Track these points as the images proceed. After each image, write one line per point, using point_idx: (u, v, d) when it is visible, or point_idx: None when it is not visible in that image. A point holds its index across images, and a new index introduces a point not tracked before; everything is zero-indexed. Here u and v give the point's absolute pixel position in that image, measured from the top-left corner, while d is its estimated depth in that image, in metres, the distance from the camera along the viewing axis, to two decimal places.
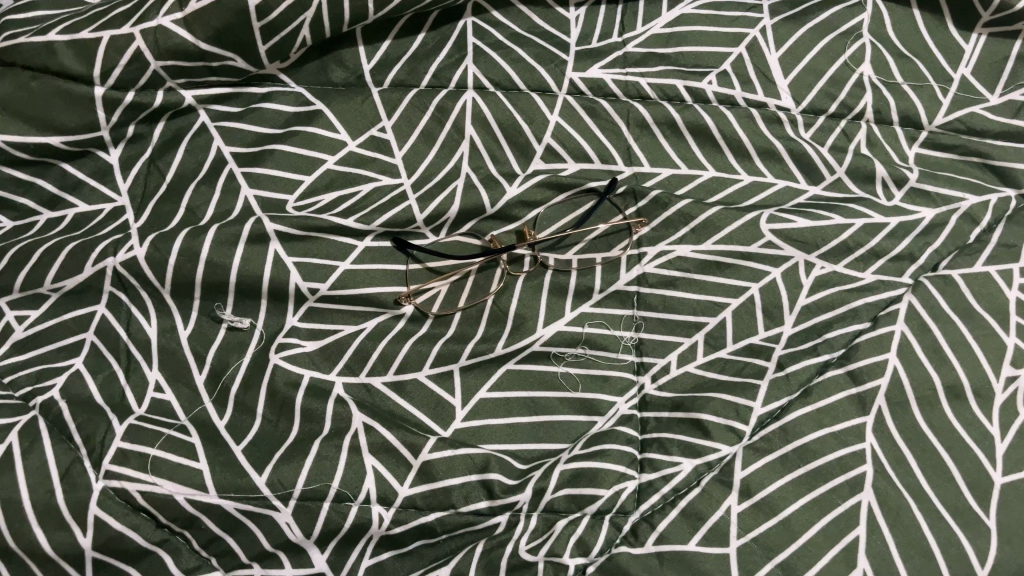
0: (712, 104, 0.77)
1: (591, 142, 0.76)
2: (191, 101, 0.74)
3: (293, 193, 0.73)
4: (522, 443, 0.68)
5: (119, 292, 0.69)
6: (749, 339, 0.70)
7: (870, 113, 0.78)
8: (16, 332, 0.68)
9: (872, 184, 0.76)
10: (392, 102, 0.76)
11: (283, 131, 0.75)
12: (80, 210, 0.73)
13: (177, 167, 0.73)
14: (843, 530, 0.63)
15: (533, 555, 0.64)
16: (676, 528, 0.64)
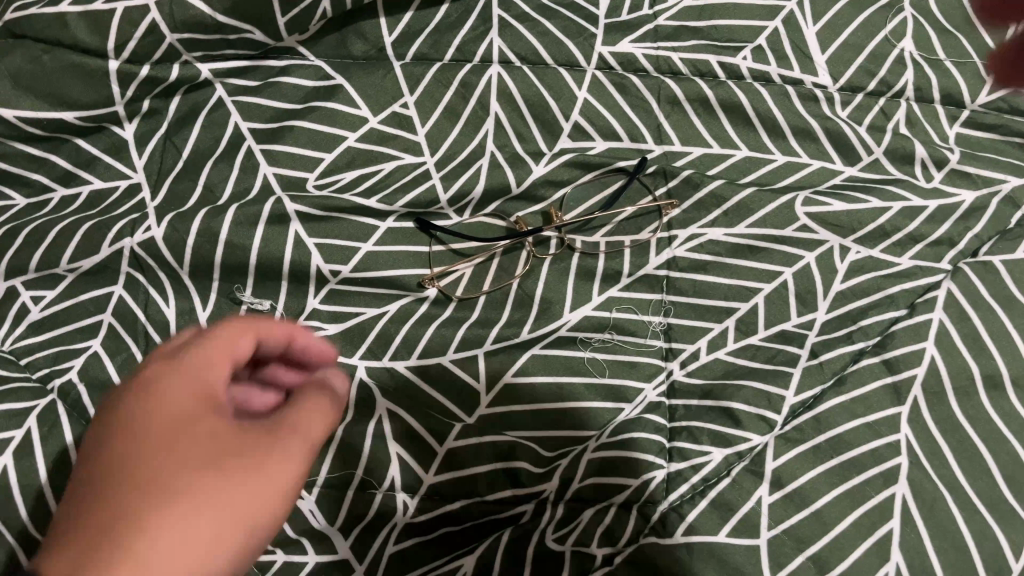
0: (746, 81, 0.75)
1: (620, 120, 0.74)
2: (209, 75, 0.72)
3: (313, 171, 0.71)
4: (547, 429, 0.66)
5: (136, 273, 0.67)
6: (782, 326, 0.68)
7: (911, 91, 0.75)
8: (32, 313, 0.66)
9: (911, 165, 0.73)
10: (415, 77, 0.74)
11: (302, 106, 0.72)
12: (96, 186, 0.71)
13: (194, 143, 0.71)
14: (877, 522, 0.62)
15: (559, 545, 0.63)
16: (706, 518, 0.63)
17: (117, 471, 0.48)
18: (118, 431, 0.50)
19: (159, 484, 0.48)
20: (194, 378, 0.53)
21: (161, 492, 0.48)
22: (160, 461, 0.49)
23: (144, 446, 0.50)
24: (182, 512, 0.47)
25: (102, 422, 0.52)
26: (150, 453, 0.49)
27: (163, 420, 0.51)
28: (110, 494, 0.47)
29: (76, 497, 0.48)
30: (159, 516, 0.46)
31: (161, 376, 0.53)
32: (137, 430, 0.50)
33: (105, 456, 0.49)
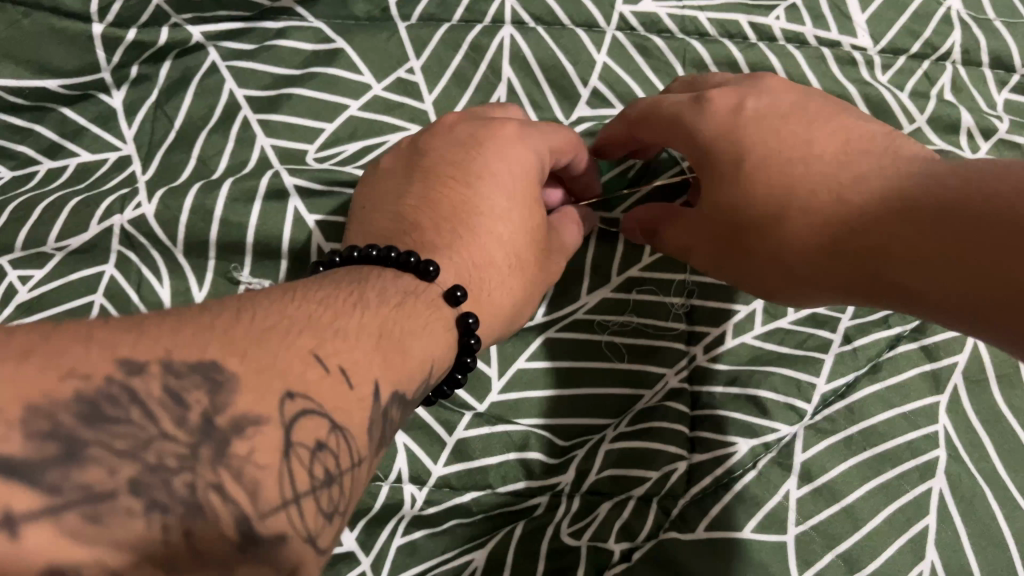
0: (778, 43, 0.69)
1: (642, 85, 0.69)
2: (200, 39, 0.67)
3: (314, 143, 0.67)
4: (561, 417, 0.63)
5: (128, 252, 0.63)
6: (813, 308, 0.65)
7: (958, 53, 0.69)
8: (20, 294, 0.61)
9: (956, 134, 0.67)
10: (421, 40, 0.68)
11: (301, 72, 0.68)
12: (84, 159, 0.67)
13: (186, 112, 0.67)
14: (912, 518, 0.59)
15: (574, 539, 0.60)
16: (730, 511, 0.59)
17: (453, 215, 0.57)
18: (441, 197, 0.58)
19: (493, 243, 0.57)
20: (531, 155, 0.59)
21: (498, 262, 0.57)
22: (502, 209, 0.57)
23: (494, 206, 0.57)
24: (495, 258, 0.56)
25: (418, 177, 0.60)
26: (508, 221, 0.57)
27: (520, 200, 0.58)
28: (462, 251, 0.55)
29: (424, 241, 0.55)
30: (489, 275, 0.56)
31: (520, 140, 0.59)
32: (475, 192, 0.58)
33: (439, 204, 0.58)
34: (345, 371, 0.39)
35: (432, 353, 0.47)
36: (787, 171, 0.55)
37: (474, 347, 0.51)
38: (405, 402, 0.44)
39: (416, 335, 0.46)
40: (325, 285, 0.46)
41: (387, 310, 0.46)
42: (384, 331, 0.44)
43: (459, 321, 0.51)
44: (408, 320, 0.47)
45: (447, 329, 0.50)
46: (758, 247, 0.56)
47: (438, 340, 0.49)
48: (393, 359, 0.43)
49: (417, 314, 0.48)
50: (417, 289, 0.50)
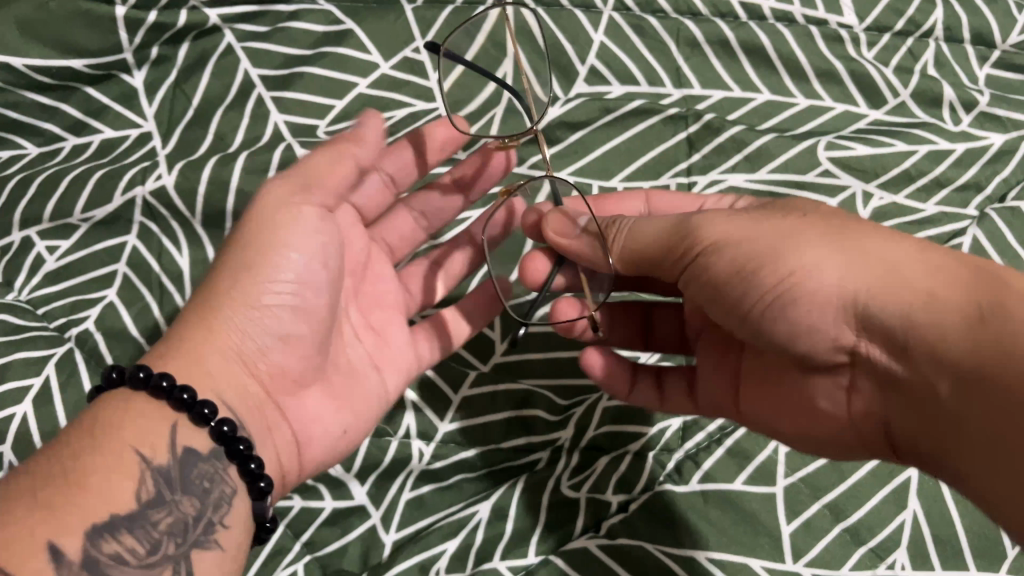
0: (768, 22, 0.72)
1: (638, 63, 0.72)
2: (216, 21, 0.70)
3: (324, 118, 0.71)
4: (563, 376, 0.67)
5: (149, 222, 0.67)
6: None
7: (940, 30, 0.72)
8: (47, 263, 0.66)
9: (938, 108, 0.71)
10: (426, 22, 0.72)
11: (312, 52, 0.71)
12: (107, 135, 0.70)
13: (203, 90, 0.70)
14: (894, 470, 0.62)
15: (574, 491, 0.63)
16: (723, 466, 0.63)
17: (220, 294, 0.55)
18: (217, 276, 0.56)
19: (217, 313, 0.55)
20: (297, 220, 0.57)
21: (234, 355, 0.55)
22: (265, 276, 0.55)
23: (260, 265, 0.55)
24: (219, 346, 0.54)
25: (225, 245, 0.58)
26: (240, 282, 0.55)
27: (271, 258, 0.56)
28: (185, 338, 0.54)
29: (235, 305, 0.55)
30: (208, 355, 0.54)
31: (282, 185, 0.57)
32: (215, 280, 0.56)
33: (213, 270, 0.57)
34: (53, 545, 0.41)
35: (142, 443, 0.47)
36: (906, 269, 0.47)
37: (209, 417, 0.50)
38: (145, 510, 0.45)
39: (114, 444, 0.46)
40: (53, 442, 0.47)
41: (79, 437, 0.47)
42: (80, 461, 0.45)
43: (172, 400, 0.50)
44: (108, 433, 0.47)
45: (163, 416, 0.49)
46: (810, 284, 0.48)
47: (155, 436, 0.48)
48: (98, 488, 0.44)
49: (125, 426, 0.48)
50: (129, 397, 0.50)
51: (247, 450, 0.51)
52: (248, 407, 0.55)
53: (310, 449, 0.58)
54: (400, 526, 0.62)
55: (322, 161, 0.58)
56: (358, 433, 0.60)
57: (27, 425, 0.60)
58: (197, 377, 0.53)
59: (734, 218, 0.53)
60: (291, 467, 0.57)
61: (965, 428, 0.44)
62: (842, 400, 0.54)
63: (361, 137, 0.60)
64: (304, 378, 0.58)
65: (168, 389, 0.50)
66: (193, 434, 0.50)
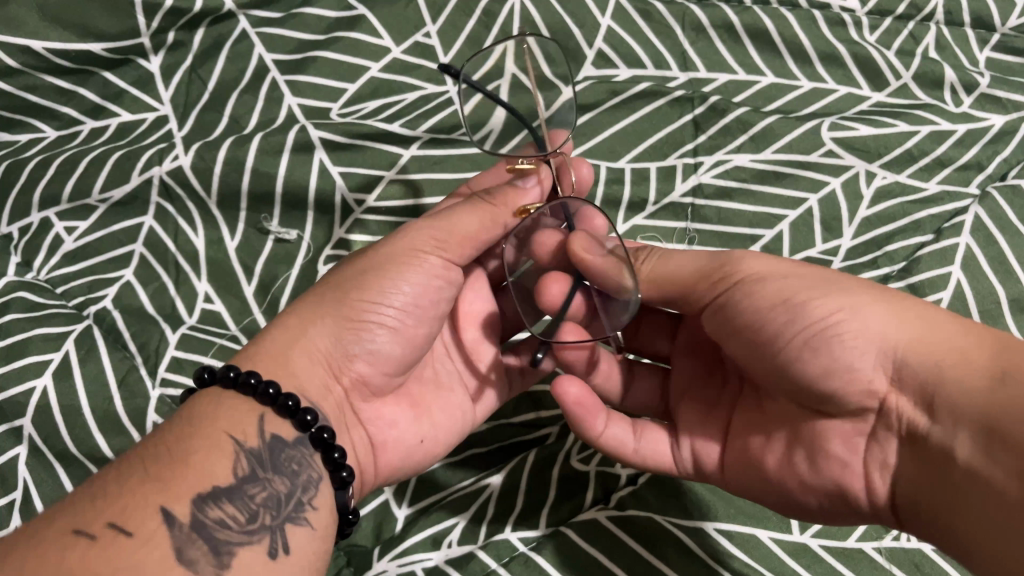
0: (772, 6, 0.74)
1: (644, 47, 0.73)
2: (231, 7, 0.71)
3: (337, 101, 0.72)
4: None
5: (165, 203, 0.69)
6: (807, 253, 0.68)
7: (941, 14, 0.74)
8: (66, 244, 0.68)
9: (940, 90, 0.72)
10: (437, 7, 0.73)
11: (325, 37, 0.73)
12: (124, 119, 0.72)
13: (219, 74, 0.72)
14: None
15: (584, 464, 0.64)
16: None
17: (332, 308, 0.56)
18: (328, 287, 0.58)
19: (311, 323, 0.56)
20: (423, 241, 0.58)
21: (321, 358, 0.56)
22: (364, 299, 0.57)
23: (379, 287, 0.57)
24: (314, 351, 0.55)
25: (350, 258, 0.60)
26: (349, 298, 0.57)
27: (376, 283, 0.57)
28: (283, 337, 0.56)
29: (344, 319, 0.56)
30: (296, 355, 0.55)
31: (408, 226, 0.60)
32: (318, 292, 0.58)
33: (333, 281, 0.59)
34: (166, 509, 0.43)
35: (237, 430, 0.49)
36: (942, 334, 0.47)
37: (293, 408, 0.51)
38: (241, 486, 0.47)
39: (212, 432, 0.49)
40: (154, 433, 0.50)
41: (181, 428, 0.49)
42: (175, 448, 0.47)
43: (260, 395, 0.51)
44: (205, 424, 0.49)
45: (251, 409, 0.51)
46: (848, 327, 0.49)
47: (245, 424, 0.50)
48: (200, 464, 0.46)
49: (219, 418, 0.50)
50: (221, 395, 0.51)
51: (331, 439, 0.51)
52: (332, 408, 0.55)
53: (387, 452, 0.59)
54: (413, 501, 0.64)
55: (455, 213, 0.59)
56: (436, 444, 0.61)
57: (47, 398, 0.61)
58: (287, 375, 0.54)
59: (769, 260, 0.55)
60: (368, 464, 0.58)
61: (985, 485, 0.43)
62: (878, 476, 0.50)
63: (513, 202, 0.60)
64: (382, 383, 0.59)
65: (255, 386, 0.51)
66: (280, 423, 0.51)
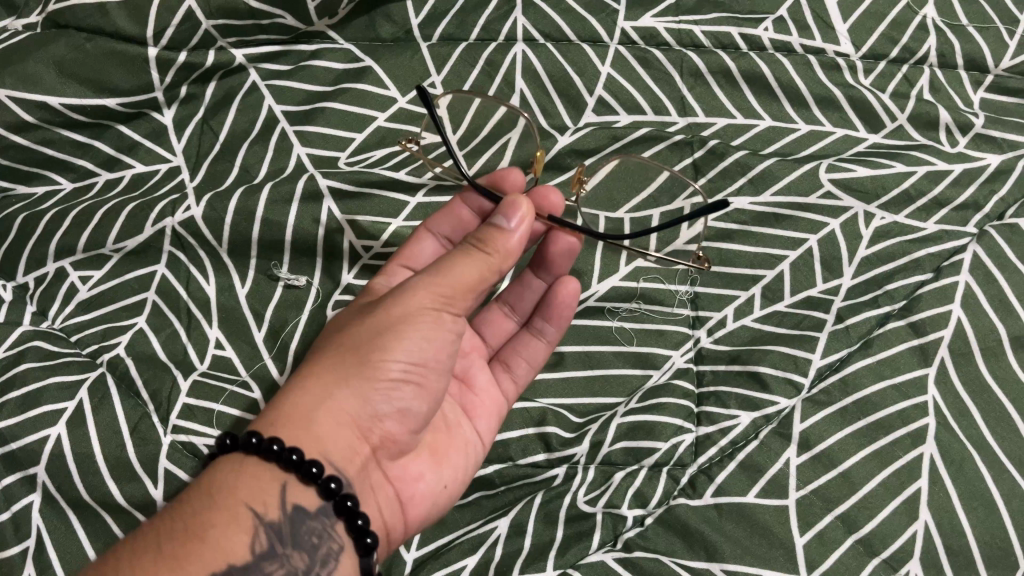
0: (768, 52, 0.76)
1: (644, 93, 0.75)
2: (243, 61, 0.74)
3: (345, 149, 0.74)
4: (578, 397, 0.69)
5: (177, 251, 0.70)
6: (807, 292, 0.69)
7: (934, 57, 0.76)
8: (81, 292, 0.69)
9: (936, 130, 0.74)
10: (441, 58, 0.76)
11: (333, 88, 0.75)
12: (138, 170, 0.74)
13: (229, 126, 0.74)
14: (904, 482, 0.62)
15: (590, 506, 0.64)
16: (735, 479, 0.64)
17: (350, 369, 0.56)
18: (341, 348, 0.57)
19: (331, 386, 0.55)
20: (433, 299, 0.57)
21: (348, 421, 0.55)
22: (385, 358, 0.56)
23: (392, 347, 0.56)
24: (337, 413, 0.55)
25: (365, 313, 0.59)
26: (369, 358, 0.56)
27: (395, 340, 0.56)
28: (301, 395, 0.55)
29: (361, 381, 0.55)
30: (319, 419, 0.54)
31: (411, 283, 0.59)
32: (332, 353, 0.57)
33: (347, 338, 0.58)
34: None
35: (257, 502, 0.50)
36: None
37: (318, 475, 0.51)
38: (259, 562, 0.49)
39: (230, 505, 0.50)
40: (181, 494, 0.52)
41: (200, 498, 0.50)
42: (191, 524, 0.49)
43: (284, 463, 0.51)
44: (223, 494, 0.51)
45: (274, 477, 0.52)
46: None
47: (265, 493, 0.51)
48: (217, 541, 0.48)
49: (237, 489, 0.51)
50: (242, 460, 0.52)
51: (354, 507, 0.52)
52: (360, 467, 0.55)
53: (412, 505, 0.59)
54: (421, 544, 0.64)
55: (449, 265, 0.58)
56: (457, 487, 0.63)
57: (60, 446, 0.62)
58: (309, 437, 0.53)
59: None
60: (395, 521, 0.58)
61: None
62: None
63: (502, 248, 0.59)
64: (407, 439, 0.59)
65: (279, 452, 0.51)
66: (303, 492, 0.52)
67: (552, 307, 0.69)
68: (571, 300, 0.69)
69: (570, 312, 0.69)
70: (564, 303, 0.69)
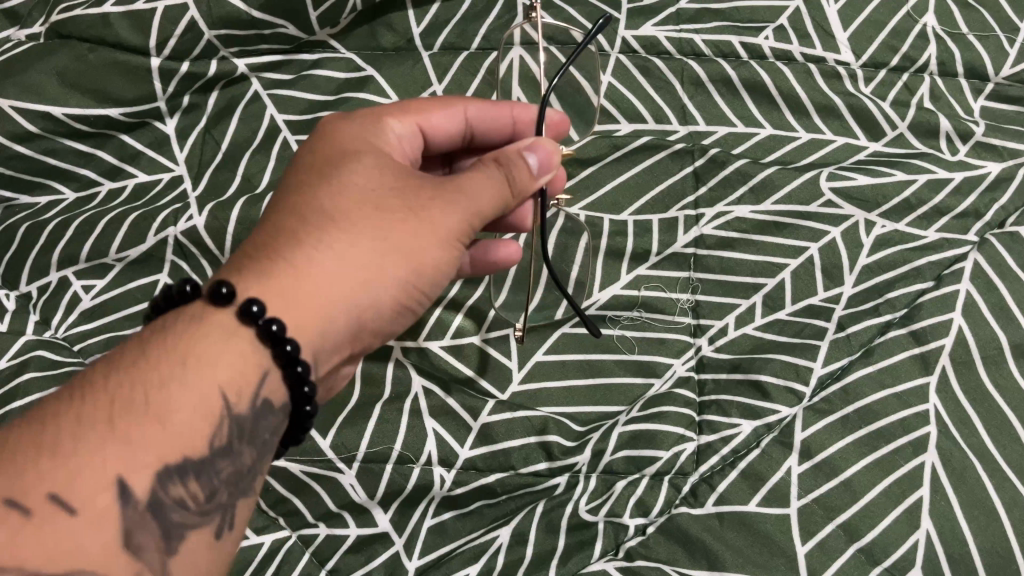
0: (768, 61, 0.76)
1: (645, 102, 0.75)
2: (245, 70, 0.74)
3: None
4: (580, 405, 0.69)
5: (180, 260, 0.70)
6: (809, 300, 0.69)
7: (934, 65, 0.76)
8: (84, 302, 0.69)
9: (936, 138, 0.74)
10: (443, 67, 0.76)
11: (335, 97, 0.75)
12: (141, 179, 0.74)
13: (231, 135, 0.74)
14: (905, 491, 0.62)
15: (592, 515, 0.65)
16: (736, 488, 0.64)
17: (373, 262, 0.53)
18: (370, 230, 0.54)
19: (348, 274, 0.53)
20: (462, 222, 0.56)
21: (353, 318, 0.54)
22: (404, 268, 0.55)
23: (413, 263, 0.55)
24: (347, 309, 0.53)
25: (396, 195, 0.56)
26: (391, 260, 0.54)
27: (420, 254, 0.55)
28: (317, 266, 0.52)
29: (377, 281, 0.54)
30: (331, 306, 0.52)
31: (450, 187, 0.56)
32: (355, 226, 0.54)
33: (376, 217, 0.54)
34: (122, 483, 0.42)
35: (230, 386, 0.47)
36: None
37: (300, 376, 0.49)
38: (214, 458, 0.46)
39: (204, 383, 0.46)
40: (147, 345, 0.47)
41: (172, 364, 0.46)
42: (157, 394, 0.44)
43: (276, 351, 0.49)
44: (201, 364, 0.47)
45: (258, 360, 0.49)
46: None
47: (240, 380, 0.48)
48: (179, 426, 0.44)
49: (215, 364, 0.47)
50: (234, 326, 0.49)
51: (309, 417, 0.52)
52: (332, 363, 0.55)
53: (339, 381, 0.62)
54: (423, 552, 0.64)
55: (486, 185, 0.56)
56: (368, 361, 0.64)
57: None
58: (312, 328, 0.51)
59: None
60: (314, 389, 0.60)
61: None
62: None
63: (523, 184, 0.58)
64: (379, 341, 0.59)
65: (274, 334, 0.49)
66: (276, 388, 0.49)
67: (487, 257, 0.67)
68: (498, 264, 0.68)
69: (489, 268, 0.68)
70: (494, 261, 0.68)
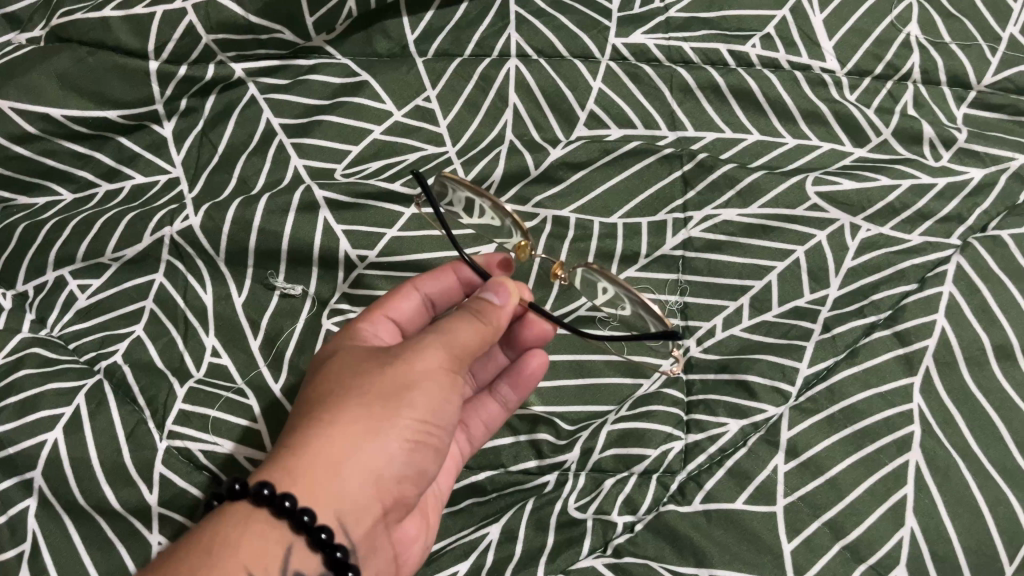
0: (756, 67, 0.78)
1: (634, 107, 0.77)
2: (242, 75, 0.76)
3: (341, 161, 0.75)
4: (568, 405, 0.69)
5: (175, 260, 0.71)
6: (795, 302, 0.70)
7: (918, 73, 0.78)
8: (80, 300, 0.70)
9: (920, 144, 0.76)
10: (437, 72, 0.78)
11: (331, 102, 0.76)
12: (138, 181, 0.75)
13: (228, 139, 0.75)
14: (889, 490, 0.63)
15: (581, 513, 0.65)
16: (723, 486, 0.65)
17: (363, 423, 0.56)
18: (352, 402, 0.57)
19: (340, 437, 0.55)
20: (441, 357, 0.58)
21: (367, 476, 0.55)
22: (400, 413, 0.56)
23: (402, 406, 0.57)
24: (354, 469, 0.55)
25: (368, 367, 0.59)
26: (380, 412, 0.56)
27: (410, 399, 0.57)
28: (310, 447, 0.55)
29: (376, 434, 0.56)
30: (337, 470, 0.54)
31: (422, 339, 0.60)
32: (336, 404, 0.57)
33: (352, 389, 0.58)
34: None
35: (257, 567, 0.50)
36: None
37: (326, 541, 0.52)
38: None
39: (230, 569, 0.49)
40: (180, 546, 0.51)
41: (204, 556, 0.49)
42: None
43: (293, 524, 0.52)
44: (224, 552, 0.50)
45: (279, 539, 0.52)
46: None
47: (267, 560, 0.51)
48: None
49: (240, 550, 0.50)
50: (249, 513, 0.52)
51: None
52: (369, 524, 0.56)
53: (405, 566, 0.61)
54: None
55: (454, 327, 0.60)
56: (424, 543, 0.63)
57: (57, 450, 0.63)
58: (324, 495, 0.53)
59: None
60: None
61: None
62: None
63: (497, 319, 0.61)
64: (412, 500, 0.59)
65: (289, 510, 0.51)
66: (304, 558, 0.52)
67: (520, 376, 0.67)
68: (536, 374, 0.67)
69: (531, 384, 0.68)
70: (529, 375, 0.67)
